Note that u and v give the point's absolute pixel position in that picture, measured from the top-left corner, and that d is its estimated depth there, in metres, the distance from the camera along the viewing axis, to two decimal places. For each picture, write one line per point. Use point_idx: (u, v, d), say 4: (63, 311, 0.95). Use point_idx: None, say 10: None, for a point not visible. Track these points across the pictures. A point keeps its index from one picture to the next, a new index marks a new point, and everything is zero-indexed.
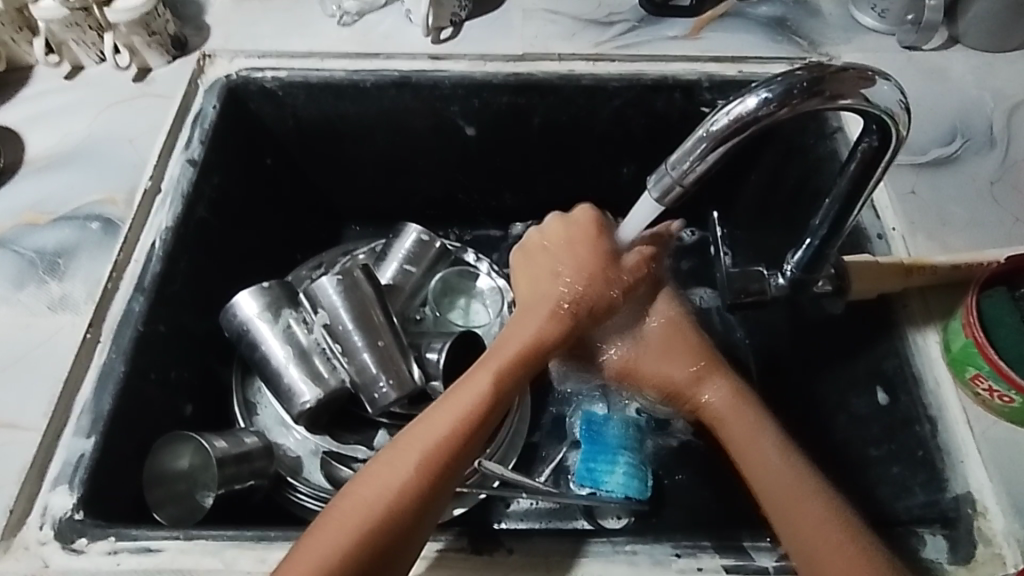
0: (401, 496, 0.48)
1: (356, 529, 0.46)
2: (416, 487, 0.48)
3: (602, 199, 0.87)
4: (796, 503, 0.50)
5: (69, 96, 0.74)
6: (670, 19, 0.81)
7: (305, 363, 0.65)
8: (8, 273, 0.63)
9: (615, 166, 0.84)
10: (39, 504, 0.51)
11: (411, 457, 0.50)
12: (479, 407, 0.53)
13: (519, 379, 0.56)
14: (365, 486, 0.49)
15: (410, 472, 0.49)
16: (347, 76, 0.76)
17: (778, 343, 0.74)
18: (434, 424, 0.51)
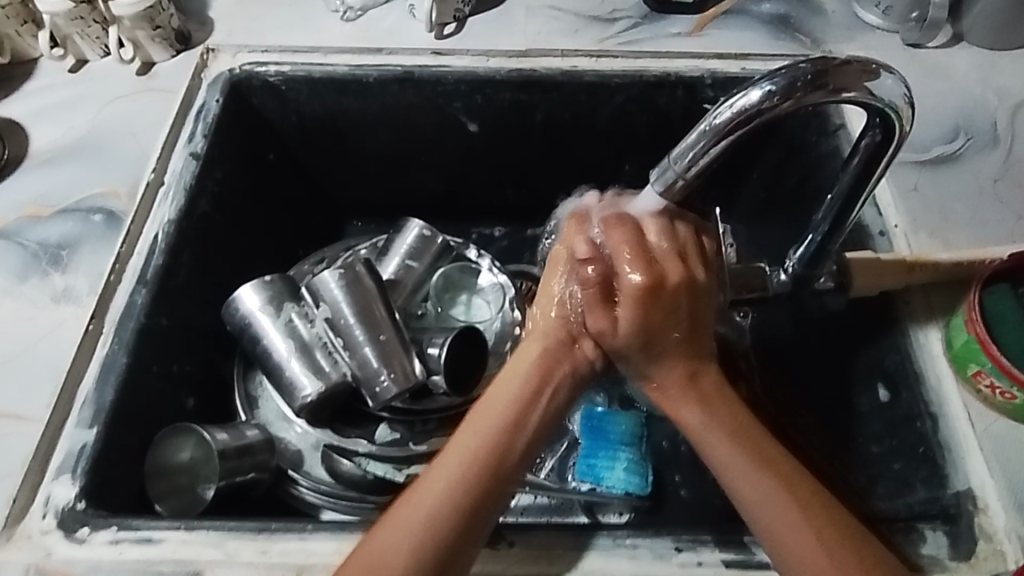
0: (435, 519, 0.47)
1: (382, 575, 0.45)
2: (439, 523, 0.47)
3: (603, 196, 0.88)
4: (747, 494, 0.49)
5: (73, 90, 0.74)
6: (673, 16, 0.81)
7: (307, 356, 0.66)
8: (11, 264, 0.63)
9: (617, 163, 0.84)
10: (42, 494, 0.51)
11: (434, 492, 0.48)
12: (488, 445, 0.50)
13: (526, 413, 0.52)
14: (389, 527, 0.47)
15: (434, 510, 0.47)
16: (350, 71, 0.76)
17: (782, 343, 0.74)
18: (451, 456, 0.50)
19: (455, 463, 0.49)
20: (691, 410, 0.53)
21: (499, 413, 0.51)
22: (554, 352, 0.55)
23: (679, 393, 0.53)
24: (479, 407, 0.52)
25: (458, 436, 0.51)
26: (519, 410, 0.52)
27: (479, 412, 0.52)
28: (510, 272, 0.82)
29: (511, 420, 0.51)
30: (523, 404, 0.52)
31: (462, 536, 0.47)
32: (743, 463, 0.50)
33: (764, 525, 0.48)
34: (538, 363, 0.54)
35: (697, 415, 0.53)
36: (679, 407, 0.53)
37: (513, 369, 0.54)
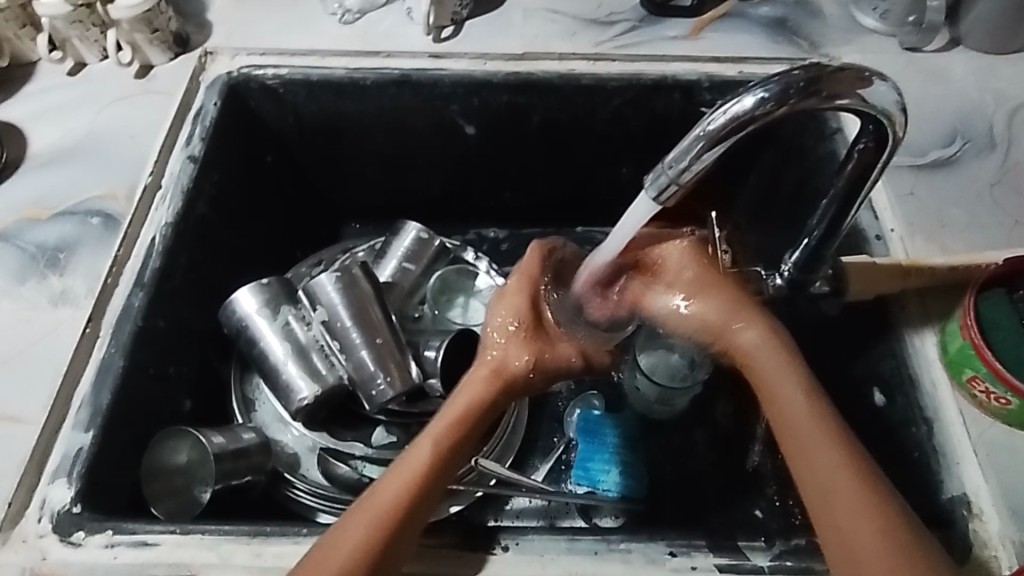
0: (382, 532, 0.47)
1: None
2: (379, 535, 0.47)
3: (602, 199, 0.88)
4: (818, 460, 0.48)
5: (73, 92, 0.74)
6: (671, 19, 0.81)
7: (303, 359, 0.66)
8: (9, 267, 0.63)
9: (615, 165, 0.84)
10: (38, 497, 0.51)
11: (375, 505, 0.48)
12: (434, 467, 0.51)
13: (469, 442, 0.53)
14: (326, 546, 0.47)
15: (369, 522, 0.47)
16: (347, 74, 0.76)
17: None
18: (400, 468, 0.50)
19: (412, 473, 0.50)
20: (779, 373, 0.52)
21: (445, 424, 0.53)
22: (495, 371, 0.55)
23: (768, 350, 0.53)
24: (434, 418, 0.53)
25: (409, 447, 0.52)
26: (465, 423, 0.53)
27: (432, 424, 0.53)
28: (507, 275, 0.82)
29: (454, 436, 0.52)
30: (464, 417, 0.53)
31: (396, 546, 0.47)
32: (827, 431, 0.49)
33: (824, 488, 0.48)
34: (476, 381, 0.55)
35: (794, 384, 0.51)
36: (762, 361, 0.53)
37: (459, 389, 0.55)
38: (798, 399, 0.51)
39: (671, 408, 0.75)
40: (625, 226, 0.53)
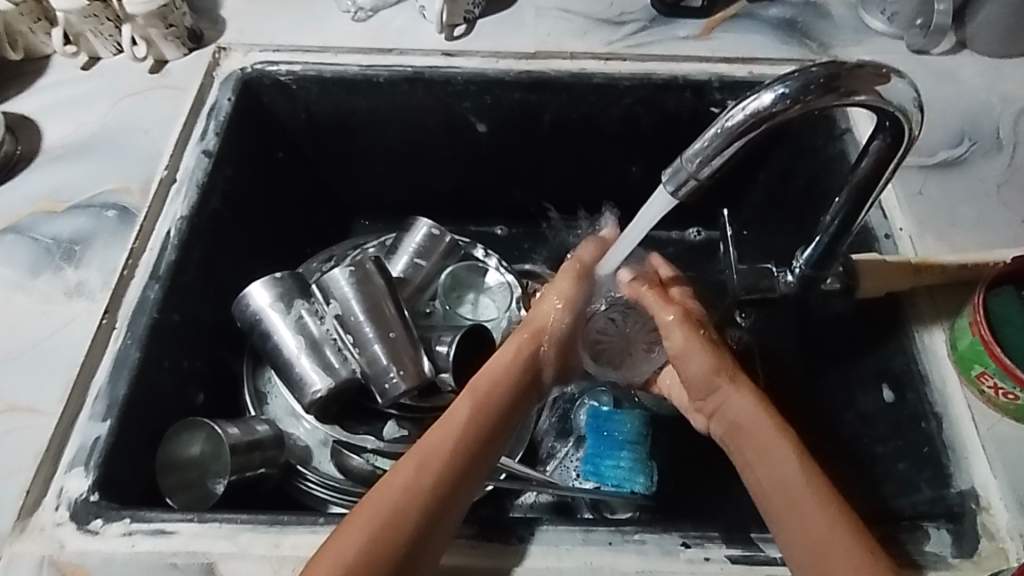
0: (417, 491, 0.50)
1: (354, 560, 0.46)
2: (419, 495, 0.50)
3: (610, 198, 0.89)
4: (840, 557, 0.47)
5: (85, 86, 0.74)
6: (681, 20, 0.83)
7: (317, 352, 0.66)
8: (21, 259, 0.61)
9: (625, 164, 0.85)
10: (56, 488, 0.51)
11: (422, 475, 0.52)
12: (465, 433, 0.55)
13: (496, 414, 0.58)
14: (366, 509, 0.49)
15: (413, 484, 0.51)
16: (360, 71, 0.77)
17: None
18: (443, 435, 0.54)
19: (450, 435, 0.54)
20: (803, 485, 0.51)
21: (479, 398, 0.58)
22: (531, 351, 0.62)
23: (790, 468, 0.52)
24: (474, 384, 0.59)
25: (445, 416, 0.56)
26: (504, 402, 0.59)
27: (473, 394, 0.58)
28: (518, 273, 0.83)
29: (497, 416, 0.58)
30: (508, 398, 0.59)
31: (440, 509, 0.50)
32: (838, 517, 0.49)
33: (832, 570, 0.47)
34: (517, 357, 0.61)
35: (815, 507, 0.50)
36: (753, 435, 0.55)
37: (506, 353, 0.61)
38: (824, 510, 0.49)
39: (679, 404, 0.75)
40: (644, 218, 0.54)
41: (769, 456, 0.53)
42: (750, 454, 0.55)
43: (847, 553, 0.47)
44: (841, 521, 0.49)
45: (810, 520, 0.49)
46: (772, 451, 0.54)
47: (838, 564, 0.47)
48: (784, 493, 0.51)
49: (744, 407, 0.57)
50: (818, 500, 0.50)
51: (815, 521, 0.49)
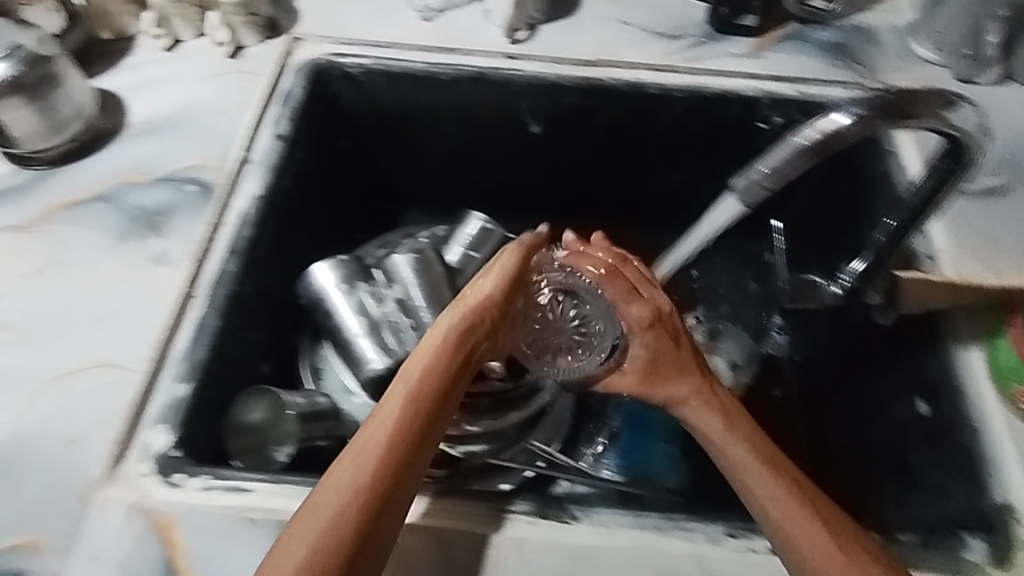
0: (360, 489, 0.46)
1: (305, 564, 0.43)
2: (361, 494, 0.46)
3: (653, 200, 0.92)
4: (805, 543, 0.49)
5: (168, 67, 0.78)
6: (734, 37, 0.86)
7: (375, 332, 0.69)
8: (110, 226, 0.65)
9: (671, 168, 0.88)
10: (140, 441, 0.54)
11: (354, 472, 0.46)
12: (405, 424, 0.49)
13: (438, 399, 0.51)
14: (305, 519, 0.45)
15: (352, 483, 0.46)
16: (426, 69, 0.81)
17: (818, 353, 0.78)
18: (376, 424, 0.49)
19: (385, 433, 0.48)
20: (757, 475, 0.53)
21: (415, 380, 0.51)
22: (471, 326, 0.56)
23: (749, 460, 0.54)
24: (404, 372, 0.52)
25: (377, 411, 0.50)
26: (446, 378, 0.52)
27: (408, 379, 0.51)
28: None
29: (437, 397, 0.51)
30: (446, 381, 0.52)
31: (387, 505, 0.46)
32: (800, 504, 0.50)
33: (808, 558, 0.48)
34: (454, 333, 0.55)
35: (779, 495, 0.51)
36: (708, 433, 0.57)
37: (436, 336, 0.54)
38: (784, 497, 0.51)
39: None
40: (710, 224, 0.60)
41: (729, 458, 0.55)
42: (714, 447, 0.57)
43: (819, 538, 0.49)
44: (801, 505, 0.51)
45: (771, 512, 0.51)
46: (727, 452, 0.56)
47: (812, 552, 0.48)
48: (744, 483, 0.53)
49: (696, 412, 0.58)
50: (780, 488, 0.51)
51: (783, 511, 0.50)
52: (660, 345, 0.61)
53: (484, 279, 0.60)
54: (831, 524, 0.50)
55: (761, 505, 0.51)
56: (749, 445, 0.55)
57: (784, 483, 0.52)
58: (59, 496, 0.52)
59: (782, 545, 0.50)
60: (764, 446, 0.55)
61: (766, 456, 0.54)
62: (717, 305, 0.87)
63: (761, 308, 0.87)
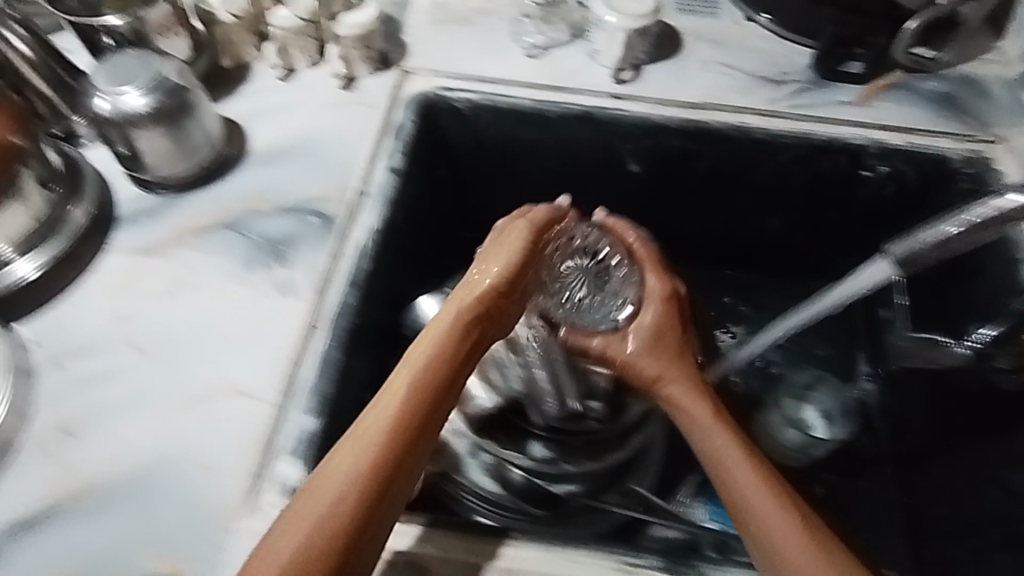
0: (373, 460, 0.51)
1: (319, 525, 0.48)
2: (370, 467, 0.51)
3: (737, 240, 0.96)
4: (786, 540, 0.52)
5: (285, 97, 0.79)
6: (839, 85, 0.86)
7: (481, 370, 0.75)
8: (237, 254, 0.67)
9: (763, 218, 0.92)
10: (278, 475, 0.55)
11: (357, 456, 0.51)
12: (410, 398, 0.54)
13: (442, 374, 0.56)
14: (314, 488, 0.50)
15: (365, 454, 0.51)
16: (533, 106, 0.83)
17: (914, 413, 0.80)
18: (385, 401, 0.54)
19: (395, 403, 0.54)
20: (740, 470, 0.57)
21: (426, 357, 0.56)
22: (467, 321, 0.58)
23: (734, 456, 0.58)
24: (410, 353, 0.57)
25: (386, 386, 0.55)
26: (447, 366, 0.56)
27: (419, 357, 0.56)
28: None
29: (442, 374, 0.56)
30: (451, 358, 0.57)
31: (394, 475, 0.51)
32: (776, 498, 0.54)
33: (778, 550, 0.52)
34: (455, 329, 0.58)
35: (757, 488, 0.55)
36: (692, 423, 0.61)
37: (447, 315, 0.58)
38: (760, 492, 0.55)
39: (807, 455, 0.83)
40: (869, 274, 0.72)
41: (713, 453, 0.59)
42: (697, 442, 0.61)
43: (790, 530, 0.52)
44: (778, 499, 0.54)
45: (747, 502, 0.55)
46: (713, 444, 0.59)
47: (783, 544, 0.52)
48: (723, 479, 0.57)
49: (682, 397, 0.63)
50: (758, 483, 0.55)
51: (760, 504, 0.54)
52: (664, 330, 0.67)
53: (487, 269, 0.60)
54: (805, 522, 0.53)
55: (736, 499, 0.56)
56: (735, 438, 0.59)
57: (765, 479, 0.56)
58: (200, 522, 0.53)
59: (756, 538, 0.53)
60: (749, 445, 0.59)
61: (746, 449, 0.58)
62: (795, 355, 0.92)
63: (849, 351, 0.91)
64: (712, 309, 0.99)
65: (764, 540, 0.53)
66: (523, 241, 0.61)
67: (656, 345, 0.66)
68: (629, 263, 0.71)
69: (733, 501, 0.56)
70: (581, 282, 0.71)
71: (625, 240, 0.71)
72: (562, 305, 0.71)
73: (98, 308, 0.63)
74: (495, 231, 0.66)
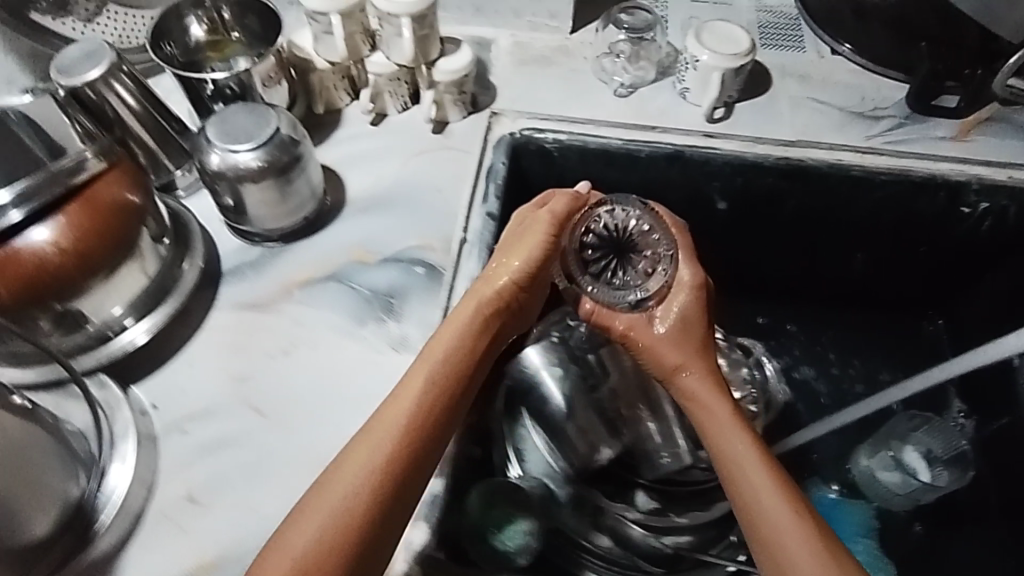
0: (390, 457, 0.51)
1: (333, 522, 0.48)
2: (386, 465, 0.51)
3: (821, 276, 0.94)
4: (792, 541, 0.53)
5: (377, 142, 0.79)
6: (934, 120, 0.84)
7: (588, 422, 0.73)
8: (348, 308, 0.66)
9: (849, 254, 0.90)
10: (403, 539, 0.58)
11: (373, 452, 0.51)
12: (428, 395, 0.54)
13: (459, 371, 0.56)
14: (329, 484, 0.50)
15: (381, 451, 0.51)
16: (623, 146, 0.81)
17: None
18: (403, 398, 0.54)
19: (414, 398, 0.54)
20: (751, 469, 0.57)
21: (445, 354, 0.56)
22: (484, 318, 0.58)
23: (749, 456, 0.58)
24: (429, 350, 0.57)
25: (405, 384, 0.55)
26: (465, 365, 0.57)
27: (441, 356, 0.56)
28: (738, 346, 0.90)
29: (460, 374, 0.56)
30: (471, 356, 0.57)
31: (409, 473, 0.52)
32: (789, 504, 0.55)
33: (786, 555, 0.53)
34: (471, 328, 0.58)
35: (773, 493, 0.56)
36: (708, 419, 0.61)
37: (467, 309, 0.58)
38: (773, 498, 0.55)
39: (913, 501, 0.81)
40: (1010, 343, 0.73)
41: (727, 453, 0.59)
42: (713, 440, 0.60)
43: (801, 536, 0.53)
44: (788, 502, 0.55)
45: (755, 502, 0.56)
46: (726, 441, 0.59)
47: (793, 548, 0.53)
48: (737, 481, 0.57)
49: (699, 391, 0.62)
50: (773, 488, 0.56)
51: (772, 509, 0.55)
52: (688, 322, 0.65)
53: (506, 262, 0.60)
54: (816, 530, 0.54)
55: (749, 501, 0.56)
56: (750, 438, 0.59)
57: (779, 484, 0.56)
58: None
59: (765, 542, 0.54)
60: (762, 448, 0.59)
61: (760, 452, 0.58)
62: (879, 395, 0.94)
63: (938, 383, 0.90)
64: (794, 349, 0.98)
65: (773, 544, 0.54)
66: (544, 233, 0.60)
67: (677, 335, 0.65)
68: (664, 243, 0.68)
69: (746, 504, 0.56)
70: (611, 260, 0.68)
71: (658, 221, 0.68)
72: (585, 283, 0.67)
73: (214, 370, 0.62)
74: (518, 216, 0.65)
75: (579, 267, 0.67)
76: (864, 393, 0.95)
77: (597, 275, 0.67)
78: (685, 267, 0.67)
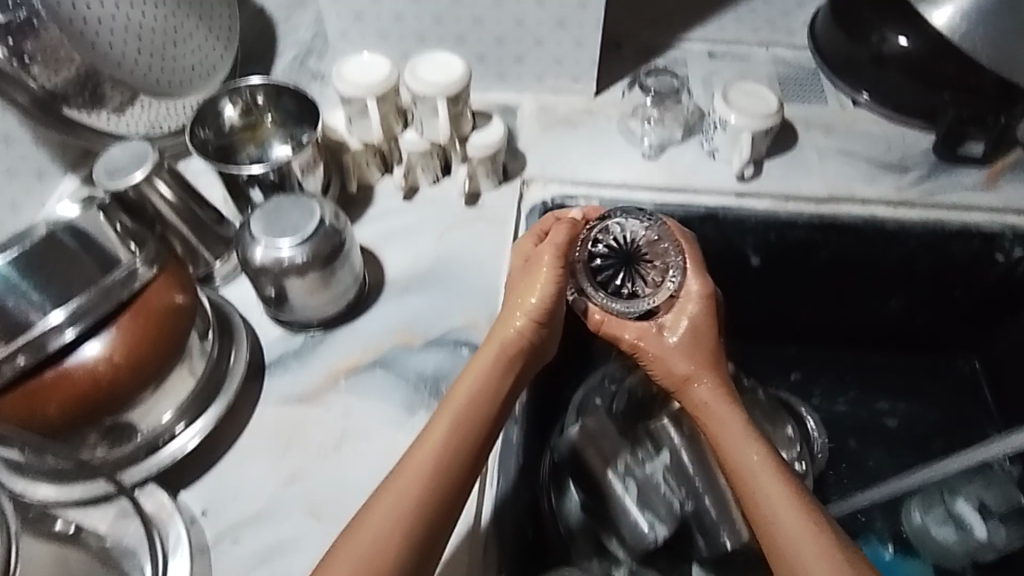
0: (417, 499, 0.51)
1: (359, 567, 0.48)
2: (412, 505, 0.51)
3: (855, 323, 0.93)
4: (810, 551, 0.52)
5: (410, 217, 0.78)
6: (962, 168, 0.84)
7: (642, 497, 0.69)
8: (397, 397, 0.65)
9: (884, 300, 0.89)
10: None
11: (403, 497, 0.51)
12: (455, 434, 0.54)
13: (484, 409, 0.56)
14: (357, 529, 0.50)
15: (406, 494, 0.51)
16: (656, 209, 0.81)
17: None
18: (431, 444, 0.53)
19: (440, 440, 0.54)
20: (765, 477, 0.56)
21: (468, 393, 0.56)
22: (509, 358, 0.59)
23: (765, 467, 0.57)
24: (453, 393, 0.57)
25: (430, 427, 0.55)
26: (489, 404, 0.57)
27: (466, 397, 0.56)
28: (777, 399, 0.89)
29: (487, 414, 0.56)
30: (496, 396, 0.57)
31: (433, 510, 0.51)
32: (803, 514, 0.54)
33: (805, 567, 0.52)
34: (495, 369, 0.58)
35: (791, 507, 0.54)
36: (719, 428, 0.61)
37: (490, 350, 0.59)
38: (789, 511, 0.54)
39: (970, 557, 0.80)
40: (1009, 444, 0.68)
41: (742, 467, 0.58)
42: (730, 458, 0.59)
43: (818, 546, 0.52)
44: (806, 514, 0.54)
45: (773, 518, 0.54)
46: (740, 453, 0.58)
47: (808, 556, 0.52)
48: (754, 496, 0.56)
49: (710, 401, 0.62)
50: (790, 503, 0.55)
51: (793, 523, 0.54)
52: (698, 335, 0.66)
53: (525, 300, 0.61)
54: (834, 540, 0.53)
55: (765, 514, 0.55)
56: (763, 448, 0.59)
57: (795, 496, 0.55)
58: None
59: (782, 556, 0.53)
60: (779, 462, 0.58)
61: (776, 463, 0.58)
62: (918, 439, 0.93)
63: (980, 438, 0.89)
64: (832, 396, 0.96)
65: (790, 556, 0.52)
66: (551, 264, 0.61)
67: (686, 347, 0.65)
68: (673, 255, 0.68)
69: (763, 517, 0.55)
70: (619, 270, 0.68)
71: (669, 233, 0.69)
72: (595, 292, 0.68)
73: (264, 471, 0.61)
74: (518, 251, 0.66)
75: (589, 277, 0.68)
76: (905, 437, 0.93)
77: (608, 285, 0.68)
78: (694, 279, 0.67)
